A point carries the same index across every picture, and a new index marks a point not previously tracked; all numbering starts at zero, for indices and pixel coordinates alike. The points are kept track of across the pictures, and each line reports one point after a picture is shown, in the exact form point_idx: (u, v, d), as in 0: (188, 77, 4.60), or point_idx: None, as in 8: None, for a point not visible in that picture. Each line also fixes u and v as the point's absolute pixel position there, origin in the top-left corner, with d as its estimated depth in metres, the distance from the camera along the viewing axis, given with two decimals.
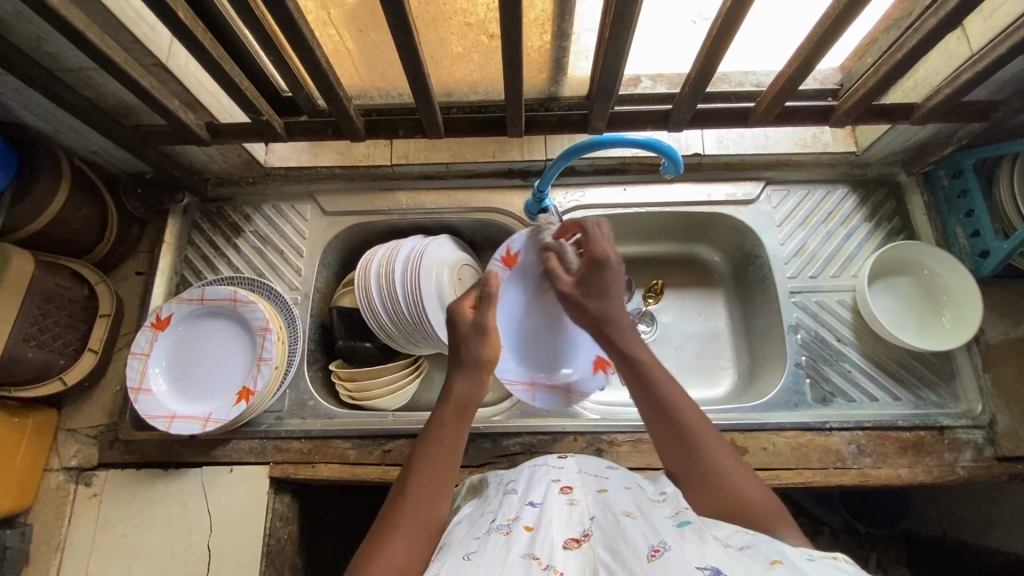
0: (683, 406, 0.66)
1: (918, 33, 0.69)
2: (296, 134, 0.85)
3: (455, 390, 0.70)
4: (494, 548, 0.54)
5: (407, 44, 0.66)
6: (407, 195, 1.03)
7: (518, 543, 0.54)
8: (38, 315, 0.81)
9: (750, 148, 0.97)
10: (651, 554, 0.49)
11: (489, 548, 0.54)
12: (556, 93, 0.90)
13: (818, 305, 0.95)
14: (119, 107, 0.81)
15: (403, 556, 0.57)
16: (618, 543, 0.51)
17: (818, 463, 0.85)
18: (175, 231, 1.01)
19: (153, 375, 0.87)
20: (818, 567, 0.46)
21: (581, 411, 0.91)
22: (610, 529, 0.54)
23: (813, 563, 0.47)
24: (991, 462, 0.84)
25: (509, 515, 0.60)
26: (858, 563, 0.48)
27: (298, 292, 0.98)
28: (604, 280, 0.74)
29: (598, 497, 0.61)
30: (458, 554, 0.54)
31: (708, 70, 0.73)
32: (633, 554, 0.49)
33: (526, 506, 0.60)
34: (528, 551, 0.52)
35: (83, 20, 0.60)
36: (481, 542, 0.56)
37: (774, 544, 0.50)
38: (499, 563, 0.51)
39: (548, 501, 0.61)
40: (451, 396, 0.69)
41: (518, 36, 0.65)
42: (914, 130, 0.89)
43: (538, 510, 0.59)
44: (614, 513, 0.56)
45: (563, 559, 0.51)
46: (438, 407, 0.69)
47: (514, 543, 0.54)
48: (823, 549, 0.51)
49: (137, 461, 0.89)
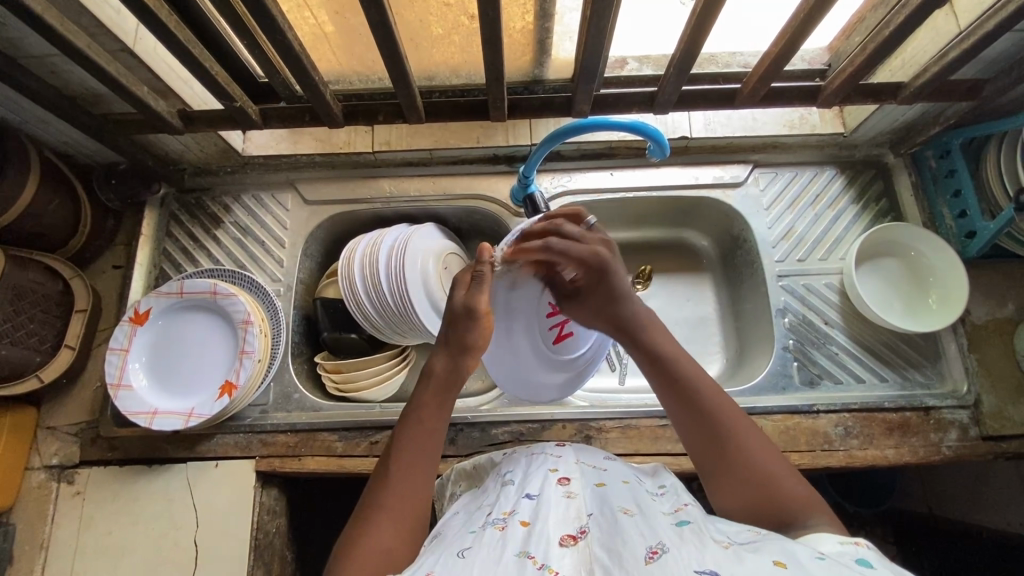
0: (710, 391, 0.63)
1: (905, 10, 0.67)
2: (272, 121, 0.83)
3: (435, 370, 0.67)
4: (491, 543, 0.52)
5: (382, 24, 0.63)
6: (390, 182, 1.01)
7: (514, 540, 0.52)
8: (11, 312, 0.79)
9: (738, 131, 0.96)
10: (648, 555, 0.47)
11: (485, 544, 0.52)
12: (540, 76, 0.88)
13: (805, 288, 0.95)
14: (87, 96, 0.78)
15: (387, 539, 0.56)
16: (615, 542, 0.50)
17: (806, 445, 0.85)
18: (153, 223, 0.99)
19: (132, 369, 0.85)
20: (828, 567, 0.44)
21: (569, 399, 0.92)
22: (608, 527, 0.53)
23: (821, 562, 0.44)
24: (976, 442, 0.85)
25: (504, 508, 0.59)
26: (877, 549, 0.48)
27: (281, 283, 0.97)
28: (615, 284, 0.72)
29: (595, 491, 0.60)
30: (454, 549, 0.53)
31: (693, 48, 0.71)
32: (630, 554, 0.48)
33: (523, 499, 0.59)
34: (523, 548, 0.51)
35: (40, 3, 0.57)
36: (477, 537, 0.54)
37: (781, 543, 0.48)
38: (494, 561, 0.49)
39: (546, 492, 0.59)
40: (430, 377, 0.66)
41: (497, 15, 0.62)
42: (900, 111, 0.88)
43: (535, 504, 0.57)
44: (613, 510, 0.55)
45: (559, 557, 0.49)
46: (416, 389, 0.66)
47: (510, 540, 0.52)
48: (837, 536, 0.50)
49: (120, 458, 0.87)
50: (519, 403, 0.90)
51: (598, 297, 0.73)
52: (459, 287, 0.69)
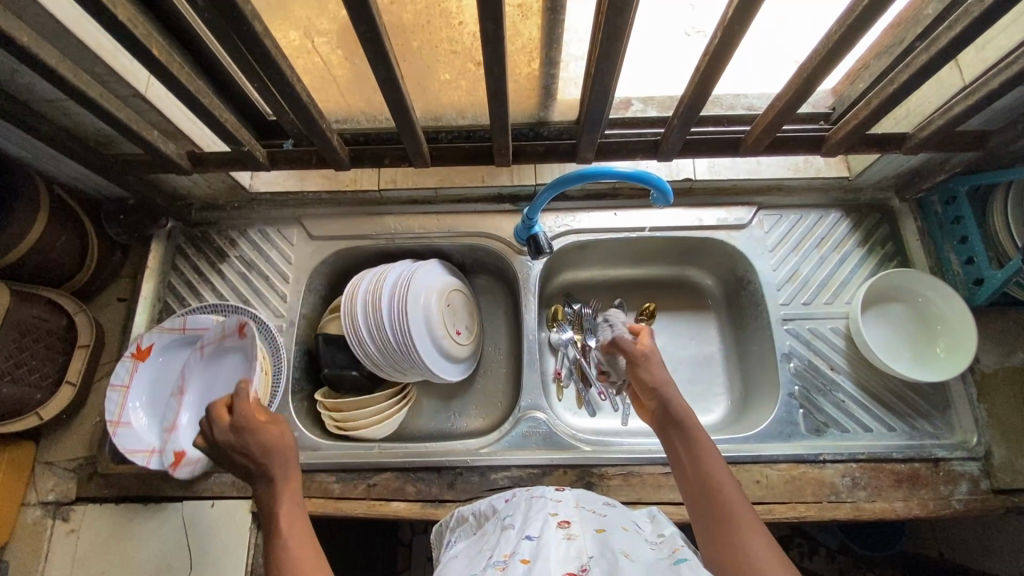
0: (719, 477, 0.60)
1: (910, 67, 0.67)
2: (280, 163, 0.84)
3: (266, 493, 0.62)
4: None
5: (388, 78, 0.64)
6: (395, 219, 1.01)
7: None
8: (15, 349, 0.79)
9: (742, 174, 0.97)
10: None
11: None
12: (546, 118, 0.88)
13: (811, 331, 0.94)
14: (99, 137, 0.79)
15: None
16: None
17: (812, 496, 0.83)
18: (159, 256, 1.00)
19: (131, 406, 0.85)
20: None
21: (572, 442, 0.89)
22: (610, 567, 0.51)
23: None
24: (988, 495, 0.83)
25: (505, 550, 0.57)
26: None
27: (283, 318, 0.97)
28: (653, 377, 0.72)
29: (596, 535, 0.58)
30: None
31: (699, 100, 0.71)
32: None
33: (523, 541, 0.57)
34: None
35: (54, 56, 0.58)
36: None
37: None
38: None
39: (546, 535, 0.58)
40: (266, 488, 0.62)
41: (502, 72, 0.63)
42: (905, 159, 0.88)
43: (535, 544, 0.56)
44: (613, 553, 0.54)
45: None
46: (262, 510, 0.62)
47: None
48: None
49: (116, 495, 0.87)
50: (520, 447, 0.89)
51: (645, 393, 0.72)
52: (221, 424, 0.64)
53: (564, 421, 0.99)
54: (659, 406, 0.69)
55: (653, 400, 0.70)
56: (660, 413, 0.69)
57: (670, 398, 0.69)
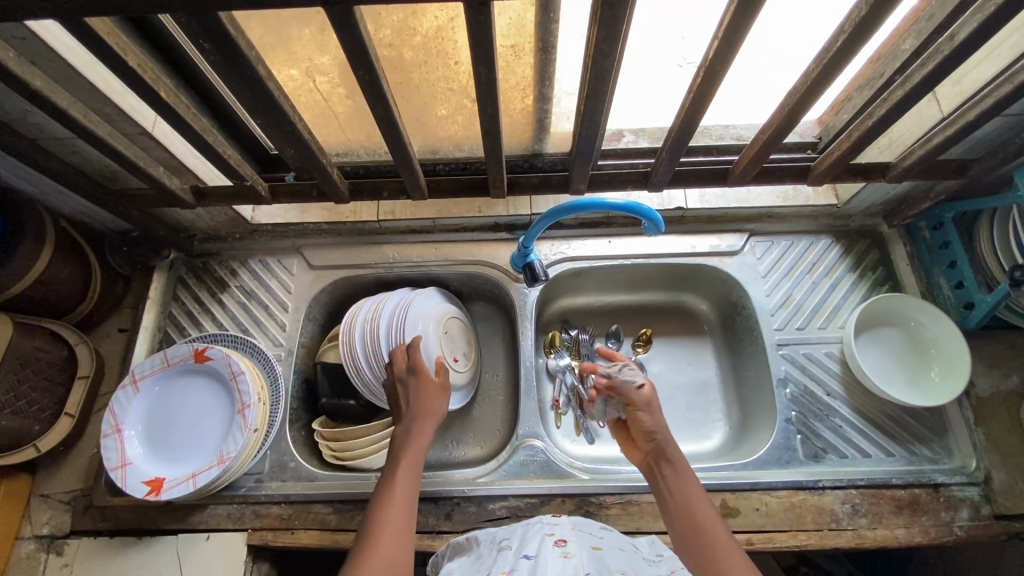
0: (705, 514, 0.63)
1: (886, 102, 0.70)
2: (281, 197, 0.86)
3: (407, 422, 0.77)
4: None
5: (386, 117, 0.67)
6: (394, 248, 1.03)
7: None
8: (15, 381, 0.79)
9: (733, 203, 0.99)
10: None
11: None
12: (540, 150, 0.92)
13: (806, 356, 0.94)
14: (106, 173, 0.82)
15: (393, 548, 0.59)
16: None
17: (812, 524, 0.83)
18: (161, 286, 1.01)
19: (129, 443, 0.85)
20: None
21: (570, 471, 0.88)
22: None
23: None
24: (989, 522, 0.82)
25: (503, 568, 0.57)
26: None
27: (281, 347, 0.97)
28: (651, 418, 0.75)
29: (591, 553, 0.59)
30: None
31: (685, 134, 0.74)
32: None
33: (521, 559, 0.57)
34: None
35: (66, 98, 0.61)
36: None
37: None
38: None
39: (543, 552, 0.58)
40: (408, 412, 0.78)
41: (496, 112, 0.66)
42: (890, 187, 0.90)
43: (533, 562, 0.56)
44: (610, 570, 0.55)
45: None
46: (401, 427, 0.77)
47: None
48: None
49: (111, 528, 0.86)
50: (518, 476, 0.88)
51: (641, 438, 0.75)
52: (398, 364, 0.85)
53: (562, 448, 0.99)
54: (653, 449, 0.73)
55: (648, 443, 0.74)
56: (654, 454, 0.73)
57: (666, 442, 0.73)
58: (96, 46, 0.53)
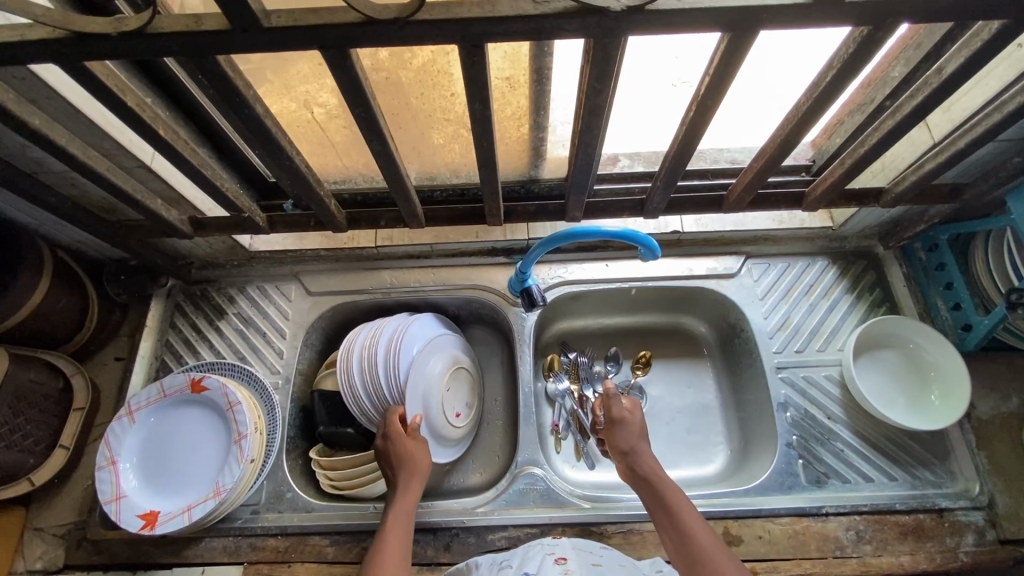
0: (689, 519, 0.69)
1: (878, 131, 0.70)
2: (279, 226, 0.87)
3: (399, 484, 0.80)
4: None
5: (384, 151, 0.67)
6: (392, 274, 1.04)
7: None
8: (10, 415, 0.79)
9: (730, 226, 1.00)
10: None
11: None
12: (536, 176, 0.92)
13: (806, 380, 0.94)
14: (104, 204, 0.82)
15: None
16: None
17: (817, 552, 0.82)
18: (158, 314, 1.01)
19: (124, 476, 0.84)
20: None
21: (571, 500, 0.87)
22: None
23: None
24: (994, 547, 0.82)
25: None
26: None
27: (279, 375, 0.97)
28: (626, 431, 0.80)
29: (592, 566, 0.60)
30: None
31: (680, 163, 0.74)
32: None
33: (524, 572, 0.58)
34: None
35: (65, 135, 0.61)
36: None
37: None
38: None
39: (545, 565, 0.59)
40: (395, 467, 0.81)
41: (491, 145, 0.66)
42: (885, 210, 0.91)
43: None
44: None
45: None
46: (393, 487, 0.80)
47: None
48: None
49: (104, 563, 0.85)
50: (518, 505, 0.87)
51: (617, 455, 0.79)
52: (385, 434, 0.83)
53: (562, 475, 0.98)
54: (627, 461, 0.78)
55: (621, 459, 0.79)
56: (633, 471, 0.77)
57: (639, 455, 0.78)
58: (95, 87, 0.54)
